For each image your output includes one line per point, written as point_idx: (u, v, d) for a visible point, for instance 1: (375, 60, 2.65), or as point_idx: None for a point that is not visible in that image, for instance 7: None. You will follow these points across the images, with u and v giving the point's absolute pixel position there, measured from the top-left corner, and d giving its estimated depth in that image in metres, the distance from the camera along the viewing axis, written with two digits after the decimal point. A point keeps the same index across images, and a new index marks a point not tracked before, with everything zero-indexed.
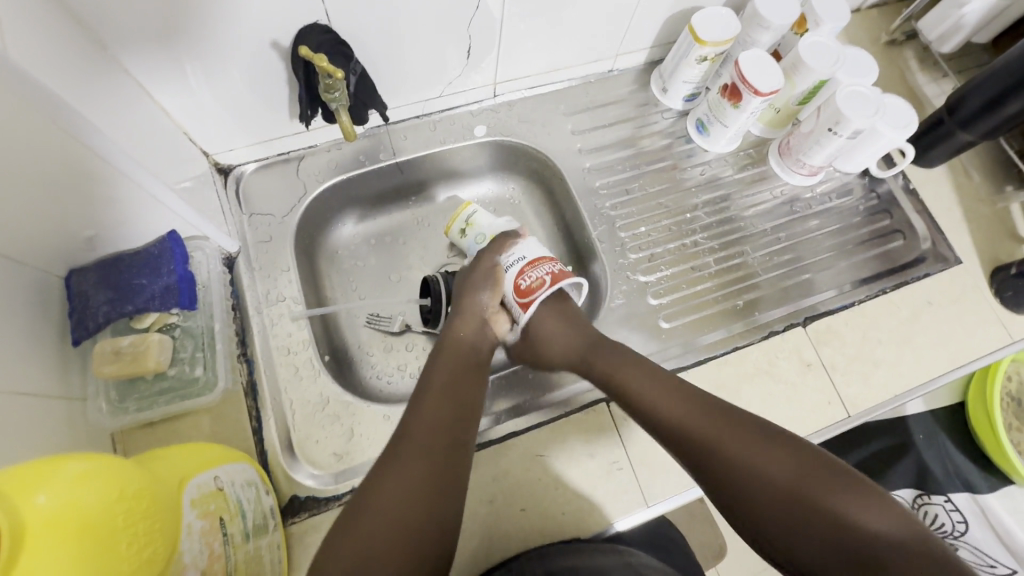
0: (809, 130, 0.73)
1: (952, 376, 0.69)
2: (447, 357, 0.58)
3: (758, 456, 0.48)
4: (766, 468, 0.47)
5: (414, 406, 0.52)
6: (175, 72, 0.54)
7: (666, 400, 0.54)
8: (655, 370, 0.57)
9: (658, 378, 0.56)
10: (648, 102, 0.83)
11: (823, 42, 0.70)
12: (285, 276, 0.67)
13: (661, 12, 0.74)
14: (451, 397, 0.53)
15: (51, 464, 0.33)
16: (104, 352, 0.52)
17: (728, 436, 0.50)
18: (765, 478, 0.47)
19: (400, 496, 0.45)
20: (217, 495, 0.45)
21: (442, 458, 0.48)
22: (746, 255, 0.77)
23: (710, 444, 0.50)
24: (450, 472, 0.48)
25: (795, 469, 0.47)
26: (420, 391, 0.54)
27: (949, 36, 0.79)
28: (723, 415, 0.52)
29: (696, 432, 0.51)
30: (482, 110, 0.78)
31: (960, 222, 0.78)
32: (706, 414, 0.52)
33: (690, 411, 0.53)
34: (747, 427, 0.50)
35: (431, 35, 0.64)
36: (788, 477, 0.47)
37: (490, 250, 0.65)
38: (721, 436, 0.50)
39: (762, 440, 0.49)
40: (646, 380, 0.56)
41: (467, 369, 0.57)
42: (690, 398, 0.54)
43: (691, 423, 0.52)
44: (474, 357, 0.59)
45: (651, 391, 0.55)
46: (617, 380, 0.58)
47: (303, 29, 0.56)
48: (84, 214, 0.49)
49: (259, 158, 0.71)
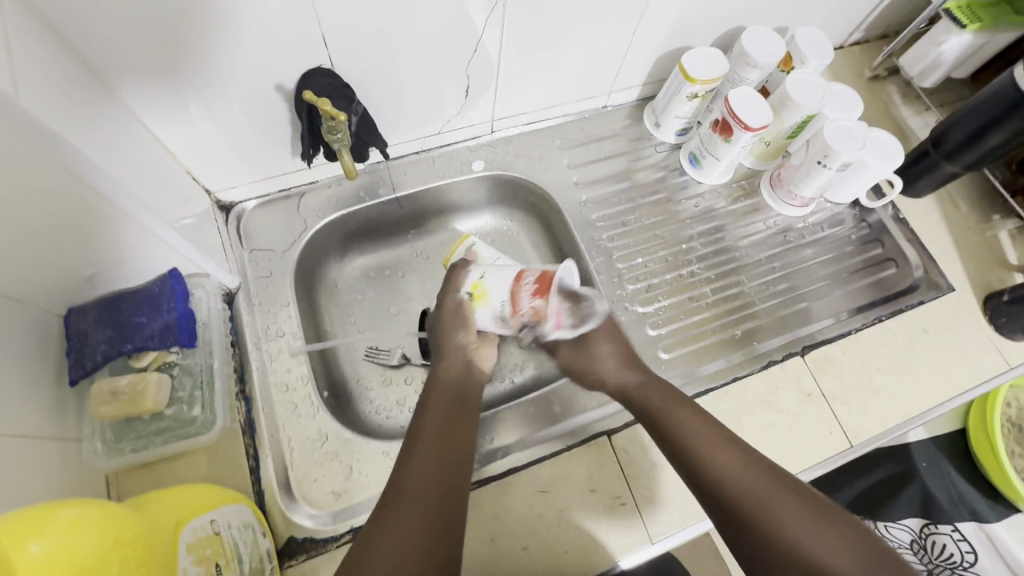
0: (799, 163, 0.75)
1: (952, 404, 0.69)
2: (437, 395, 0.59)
3: (804, 527, 0.47)
4: (814, 543, 0.47)
5: (408, 449, 0.52)
6: (179, 111, 0.56)
7: (726, 458, 0.52)
8: (700, 411, 0.57)
9: (716, 429, 0.55)
10: (642, 136, 0.85)
11: (808, 79, 0.72)
12: (285, 311, 0.67)
13: (651, 51, 0.77)
14: (443, 439, 0.53)
15: (42, 512, 0.32)
16: (101, 392, 0.51)
17: (781, 503, 0.49)
18: (811, 551, 0.46)
19: (404, 544, 0.44)
20: (213, 539, 0.44)
21: (438, 502, 0.48)
22: (743, 284, 0.78)
23: (759, 510, 0.49)
24: (447, 518, 0.47)
25: (839, 548, 0.46)
26: (412, 435, 0.54)
27: (929, 72, 0.83)
28: (779, 480, 0.51)
29: (748, 495, 0.50)
30: (480, 146, 0.80)
31: (951, 250, 0.79)
32: (757, 469, 0.52)
33: (741, 463, 0.52)
34: (800, 495, 0.50)
35: (430, 76, 0.66)
36: (834, 553, 0.46)
37: (447, 288, 0.65)
38: (775, 500, 0.49)
39: (814, 510, 0.48)
40: (707, 431, 0.55)
41: (454, 406, 0.58)
42: (745, 457, 0.53)
43: (744, 481, 0.51)
44: (462, 393, 0.60)
45: (702, 439, 0.54)
46: (666, 421, 0.57)
47: (307, 72, 0.58)
48: (86, 255, 0.50)
49: (261, 195, 0.72)
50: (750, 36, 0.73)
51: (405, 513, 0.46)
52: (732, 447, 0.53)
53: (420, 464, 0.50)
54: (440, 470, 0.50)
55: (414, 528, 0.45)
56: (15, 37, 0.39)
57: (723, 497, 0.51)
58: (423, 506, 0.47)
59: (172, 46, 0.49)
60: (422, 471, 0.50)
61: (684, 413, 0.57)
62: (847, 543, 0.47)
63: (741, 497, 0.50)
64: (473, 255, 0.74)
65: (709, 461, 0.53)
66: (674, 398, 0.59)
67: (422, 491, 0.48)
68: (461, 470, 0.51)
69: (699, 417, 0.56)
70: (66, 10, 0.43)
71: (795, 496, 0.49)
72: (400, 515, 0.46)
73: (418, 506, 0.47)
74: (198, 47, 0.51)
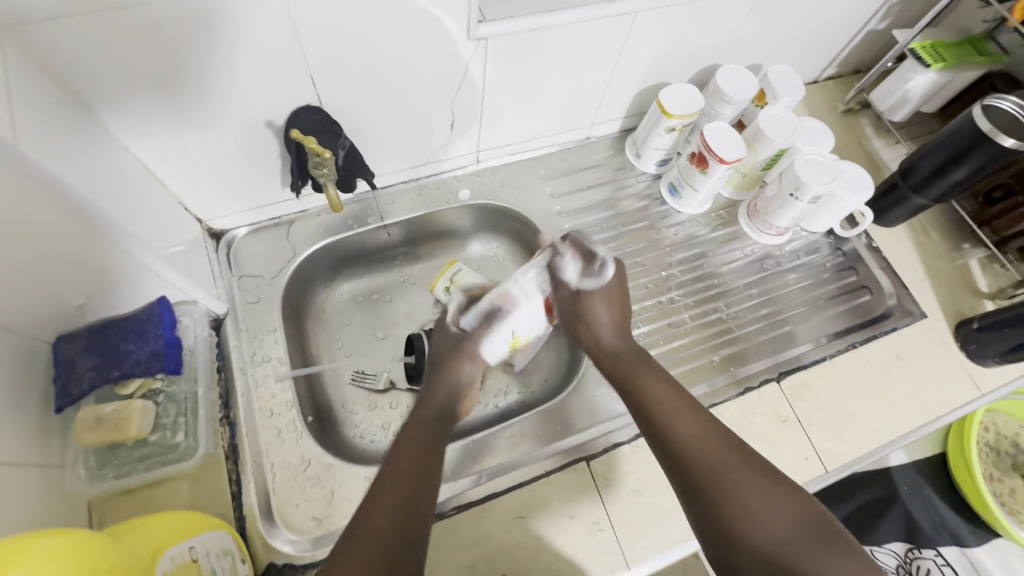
0: (773, 194, 0.78)
1: (926, 430, 0.71)
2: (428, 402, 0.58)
3: (755, 489, 0.46)
4: (762, 511, 0.45)
5: (379, 477, 0.48)
6: (172, 144, 0.58)
7: (684, 416, 0.52)
8: (673, 382, 0.56)
9: (680, 394, 0.55)
10: (624, 166, 0.88)
11: (780, 115, 0.75)
12: (272, 337, 0.69)
13: (631, 87, 0.80)
14: (412, 475, 0.48)
15: (22, 542, 0.33)
16: (86, 419, 0.52)
17: (733, 465, 0.48)
18: (760, 519, 0.44)
19: (386, 524, 0.44)
20: (192, 566, 0.45)
21: (397, 537, 0.43)
22: (722, 311, 0.79)
23: (711, 468, 0.48)
24: (405, 558, 0.42)
25: (787, 513, 0.45)
26: (385, 465, 0.49)
27: (898, 107, 0.86)
28: (739, 447, 0.49)
29: (701, 446, 0.49)
30: (467, 175, 0.83)
31: (923, 278, 0.81)
32: (717, 434, 0.50)
33: (703, 429, 0.51)
34: (752, 464, 0.48)
35: (417, 110, 0.69)
36: (781, 517, 0.44)
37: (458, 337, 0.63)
38: (729, 462, 0.48)
39: (768, 480, 0.47)
40: (667, 394, 0.54)
41: (427, 443, 0.52)
42: (705, 420, 0.52)
43: (699, 439, 0.50)
44: (438, 436, 0.54)
45: (666, 405, 0.54)
46: (640, 389, 0.56)
47: (296, 110, 0.61)
48: (76, 286, 0.52)
49: (251, 223, 0.74)
50: (724, 73, 0.76)
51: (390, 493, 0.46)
52: (697, 415, 0.53)
53: (405, 455, 0.50)
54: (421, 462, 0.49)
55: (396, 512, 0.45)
56: (16, 83, 0.41)
57: (676, 446, 0.50)
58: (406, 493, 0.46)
59: (166, 86, 0.52)
60: (402, 459, 0.49)
61: (654, 377, 0.57)
62: (794, 513, 0.45)
63: (692, 452, 0.49)
64: (458, 281, 0.77)
65: (668, 417, 0.52)
66: (650, 368, 0.58)
67: (384, 518, 0.44)
68: (431, 485, 0.48)
69: (669, 387, 0.55)
70: (66, 55, 0.45)
71: (749, 464, 0.48)
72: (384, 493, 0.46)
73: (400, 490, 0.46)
74: (191, 88, 0.53)
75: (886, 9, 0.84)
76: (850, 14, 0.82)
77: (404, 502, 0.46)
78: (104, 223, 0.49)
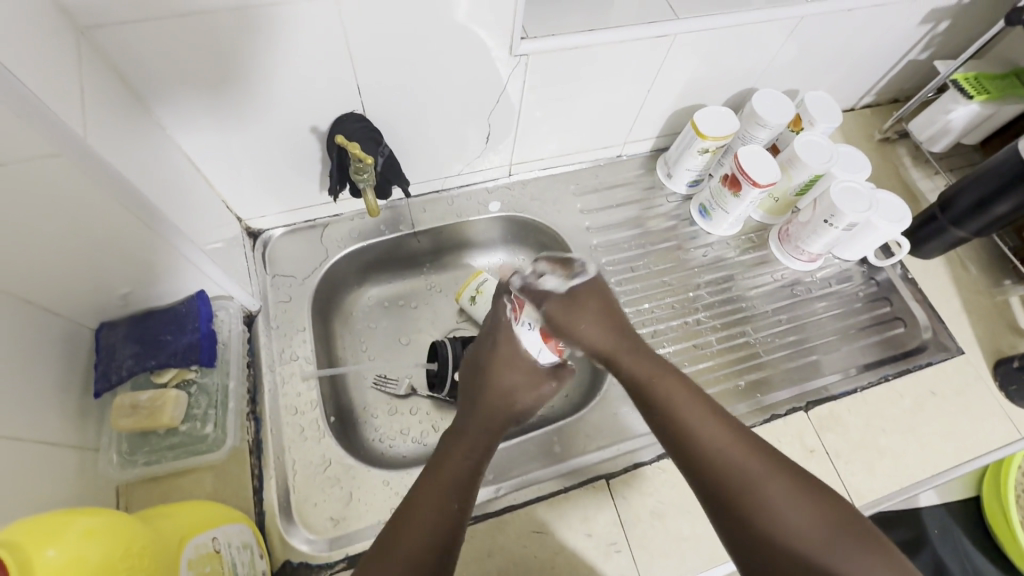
0: (807, 220, 0.77)
1: (961, 471, 0.68)
2: (478, 415, 0.57)
3: (780, 499, 0.45)
4: (796, 515, 0.44)
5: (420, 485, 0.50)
6: (220, 144, 0.60)
7: (705, 426, 0.50)
8: (693, 387, 0.53)
9: (700, 400, 0.52)
10: (654, 186, 0.88)
11: (815, 141, 0.75)
12: (300, 336, 0.70)
13: (666, 107, 0.80)
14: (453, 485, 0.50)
15: (60, 518, 0.34)
16: (122, 405, 0.54)
17: (757, 469, 0.47)
18: (786, 522, 0.44)
19: (424, 539, 0.45)
20: (213, 557, 0.45)
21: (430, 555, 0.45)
22: (748, 335, 0.78)
23: (736, 482, 0.47)
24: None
25: (814, 521, 0.44)
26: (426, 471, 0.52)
27: (939, 138, 0.85)
28: (764, 454, 0.48)
29: (729, 459, 0.48)
30: (498, 187, 0.84)
31: (960, 313, 0.79)
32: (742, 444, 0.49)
33: (726, 439, 0.49)
34: (780, 469, 0.47)
35: (454, 121, 0.70)
36: (806, 528, 0.43)
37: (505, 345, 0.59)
38: (759, 473, 0.47)
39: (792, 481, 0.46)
40: (688, 401, 0.52)
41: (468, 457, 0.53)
42: (728, 426, 0.50)
43: (726, 448, 0.48)
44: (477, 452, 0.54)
45: (686, 413, 0.51)
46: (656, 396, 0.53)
47: (340, 117, 0.63)
48: (123, 278, 0.54)
49: (287, 224, 0.76)
50: (760, 98, 0.76)
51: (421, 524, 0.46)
52: (720, 423, 0.50)
53: (436, 482, 0.50)
54: (457, 490, 0.50)
55: (425, 545, 0.45)
56: (89, 83, 0.44)
57: (702, 462, 0.49)
58: (436, 524, 0.47)
59: (221, 90, 0.54)
60: (438, 488, 0.49)
61: (673, 383, 0.54)
62: (822, 522, 0.44)
63: (720, 466, 0.48)
64: (484, 291, 0.77)
65: (690, 427, 0.50)
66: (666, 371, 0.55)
67: (421, 535, 0.46)
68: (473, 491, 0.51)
69: (687, 393, 0.53)
70: (133, 59, 0.48)
71: (778, 470, 0.47)
72: (417, 519, 0.47)
73: (433, 522, 0.47)
74: (243, 93, 0.56)
75: (928, 39, 0.84)
76: (891, 43, 0.82)
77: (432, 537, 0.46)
78: (162, 226, 0.52)
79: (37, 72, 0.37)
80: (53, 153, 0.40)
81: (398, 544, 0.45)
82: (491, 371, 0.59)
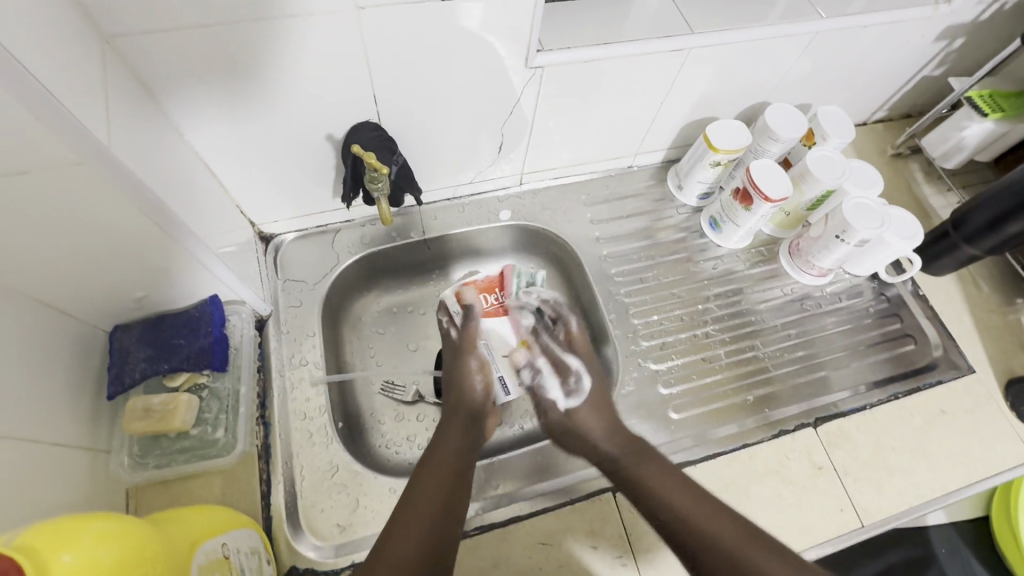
0: (818, 235, 0.77)
1: (971, 492, 0.67)
2: (453, 420, 0.64)
3: (748, 553, 0.50)
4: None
5: (404, 502, 0.53)
6: (236, 149, 0.61)
7: (696, 508, 0.54)
8: (663, 464, 0.59)
9: (690, 488, 0.56)
10: (664, 197, 0.88)
11: (828, 157, 0.75)
12: (310, 341, 0.71)
13: (678, 120, 0.80)
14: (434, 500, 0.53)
15: (77, 524, 0.35)
16: (135, 408, 0.55)
17: (722, 526, 0.52)
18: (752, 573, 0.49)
19: (410, 554, 0.48)
20: (223, 563, 0.45)
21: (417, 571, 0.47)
22: (757, 349, 0.78)
23: (708, 543, 0.51)
24: None
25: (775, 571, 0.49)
26: (410, 487, 0.54)
27: (952, 154, 0.84)
28: (750, 531, 0.52)
29: (718, 540, 0.51)
30: (508, 196, 0.84)
31: (971, 331, 0.79)
32: (713, 507, 0.54)
33: (696, 504, 0.55)
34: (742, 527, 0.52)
35: (467, 130, 0.70)
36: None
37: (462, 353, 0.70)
38: (747, 549, 0.50)
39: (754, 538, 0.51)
40: (660, 475, 0.58)
41: (445, 473, 0.56)
42: (718, 508, 0.54)
43: (695, 513, 0.54)
44: (459, 466, 0.58)
45: (658, 484, 0.57)
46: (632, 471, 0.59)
47: (355, 125, 0.64)
48: (138, 281, 0.54)
49: (299, 229, 0.77)
50: (773, 112, 0.76)
51: (413, 525, 0.51)
52: (690, 490, 0.56)
53: (420, 500, 0.53)
54: (447, 487, 0.55)
55: (418, 546, 0.49)
56: (112, 91, 0.45)
57: (697, 545, 0.52)
58: (432, 517, 0.52)
59: (239, 98, 0.55)
60: (428, 487, 0.54)
61: (648, 462, 0.60)
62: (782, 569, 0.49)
63: (712, 547, 0.51)
64: None
65: (663, 497, 0.56)
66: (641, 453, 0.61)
67: (405, 552, 0.48)
68: (456, 508, 0.54)
69: (660, 469, 0.59)
70: (155, 66, 0.49)
71: (765, 547, 0.51)
72: (412, 518, 0.51)
73: (428, 515, 0.52)
74: (260, 101, 0.56)
75: (943, 56, 0.83)
76: (905, 59, 0.82)
77: (429, 528, 0.50)
78: (179, 232, 0.52)
79: (63, 81, 0.38)
80: (78, 162, 0.40)
81: (392, 548, 0.49)
82: (455, 376, 0.69)
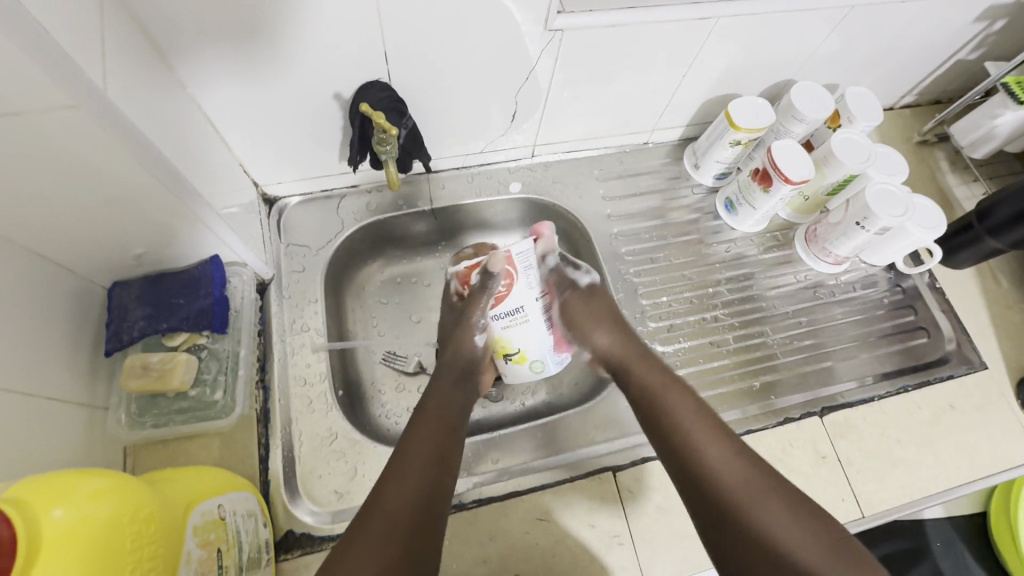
0: (837, 221, 0.75)
1: (973, 488, 0.67)
2: (446, 373, 0.62)
3: (723, 465, 0.51)
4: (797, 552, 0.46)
5: (396, 462, 0.51)
6: (241, 105, 0.59)
7: (716, 449, 0.53)
8: (683, 387, 0.58)
9: (703, 416, 0.55)
10: (679, 176, 0.86)
11: (854, 139, 0.72)
12: (312, 307, 0.69)
13: (700, 95, 0.77)
14: (430, 459, 0.52)
15: (71, 478, 0.34)
16: (133, 366, 0.54)
17: (715, 445, 0.53)
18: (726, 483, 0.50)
19: (404, 507, 0.47)
20: (218, 524, 0.45)
21: (415, 525, 0.47)
22: (766, 335, 0.76)
23: (691, 449, 0.53)
24: (422, 545, 0.46)
25: (741, 479, 0.50)
26: (401, 447, 0.52)
27: (981, 143, 0.81)
28: (763, 474, 0.51)
29: (732, 487, 0.50)
30: (519, 168, 0.82)
31: (987, 326, 0.77)
32: (711, 426, 0.54)
33: (702, 422, 0.55)
34: (734, 449, 0.53)
35: (479, 96, 0.67)
36: (733, 481, 0.50)
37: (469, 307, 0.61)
38: (740, 475, 0.51)
39: (735, 453, 0.52)
40: (676, 398, 0.57)
41: (441, 430, 0.55)
42: (736, 449, 0.53)
43: (691, 425, 0.55)
44: (453, 423, 0.56)
45: (668, 396, 0.57)
46: (648, 387, 0.59)
47: (364, 85, 0.61)
48: (134, 238, 0.52)
49: (304, 193, 0.75)
50: (799, 90, 0.73)
51: (406, 474, 0.50)
52: (693, 407, 0.56)
53: (416, 456, 0.51)
54: (440, 441, 0.54)
55: (412, 501, 0.48)
56: (111, 34, 0.42)
57: (707, 483, 0.51)
58: (428, 474, 0.50)
59: (246, 52, 0.53)
60: (418, 441, 0.53)
61: (669, 386, 0.58)
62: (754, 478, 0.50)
63: (714, 479, 0.51)
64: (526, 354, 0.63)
65: (665, 405, 0.57)
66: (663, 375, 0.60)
67: (401, 507, 0.47)
68: (450, 467, 0.53)
69: (685, 397, 0.57)
70: (156, 9, 0.46)
71: (771, 488, 0.50)
72: (404, 469, 0.50)
73: (422, 475, 0.50)
74: (267, 58, 0.54)
75: (981, 38, 0.80)
76: (941, 40, 0.78)
77: (422, 483, 0.49)
78: (180, 188, 0.50)
79: (63, 21, 0.36)
80: (73, 106, 0.38)
81: (387, 495, 0.48)
82: (451, 334, 0.63)
